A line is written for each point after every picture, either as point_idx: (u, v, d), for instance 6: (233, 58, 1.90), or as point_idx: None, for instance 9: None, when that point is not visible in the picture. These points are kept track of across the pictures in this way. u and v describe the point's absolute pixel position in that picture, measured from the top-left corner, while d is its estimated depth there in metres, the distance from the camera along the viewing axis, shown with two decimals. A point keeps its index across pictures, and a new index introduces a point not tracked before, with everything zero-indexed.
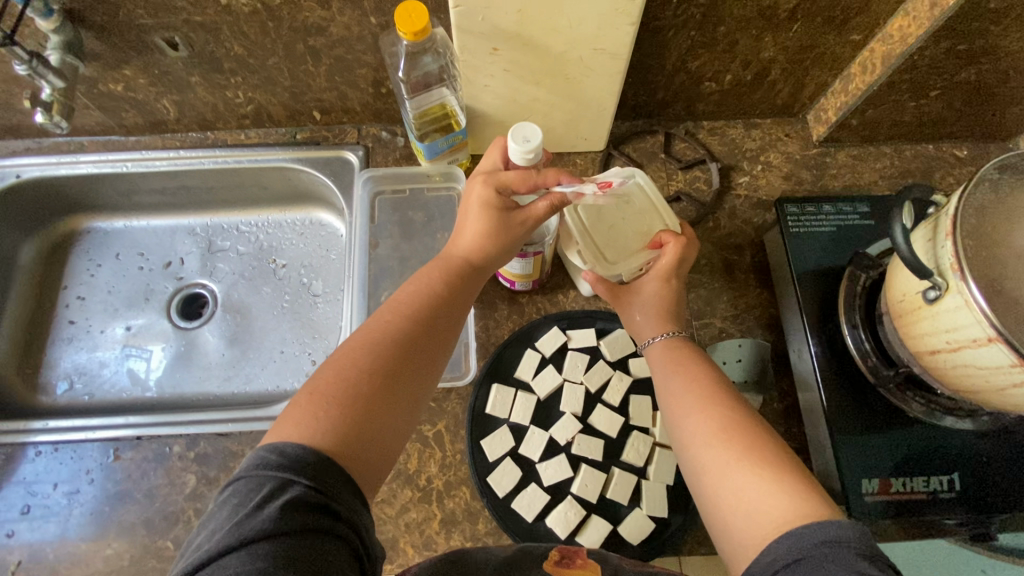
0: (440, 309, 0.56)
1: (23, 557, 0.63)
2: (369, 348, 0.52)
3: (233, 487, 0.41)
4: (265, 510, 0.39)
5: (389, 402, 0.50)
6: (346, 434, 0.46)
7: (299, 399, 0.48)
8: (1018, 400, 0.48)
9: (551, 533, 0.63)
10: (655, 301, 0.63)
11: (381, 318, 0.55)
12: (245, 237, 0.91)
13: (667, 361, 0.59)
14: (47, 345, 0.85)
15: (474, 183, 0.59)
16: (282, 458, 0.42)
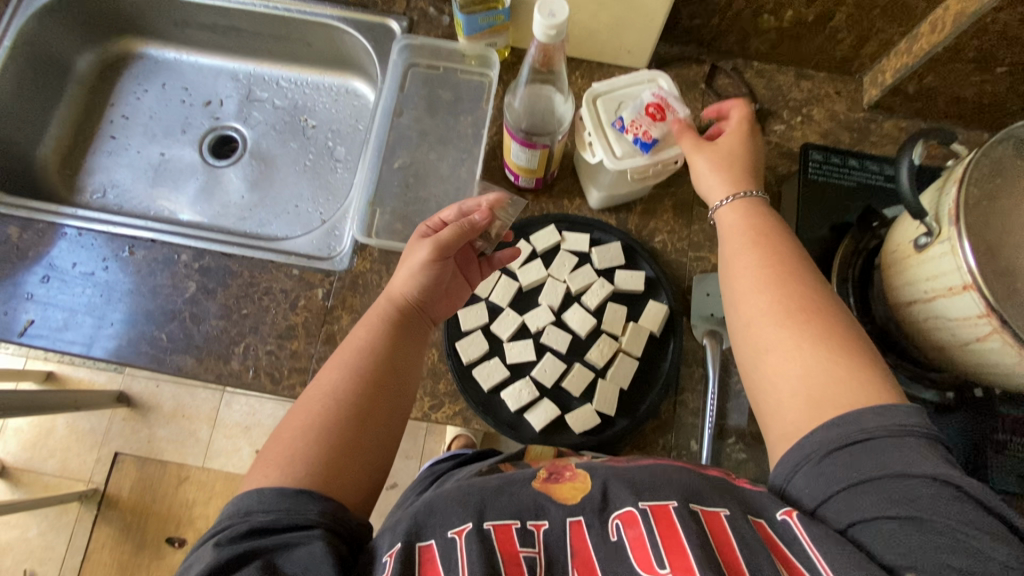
0: (396, 339, 0.57)
1: (38, 318, 0.70)
2: (323, 402, 0.51)
3: (193, 557, 0.44)
4: (208, 560, 0.41)
5: (364, 426, 0.51)
6: (330, 472, 0.47)
7: (259, 476, 0.47)
8: (978, 356, 0.49)
9: (502, 405, 0.68)
10: (729, 148, 0.59)
11: (324, 376, 0.53)
12: (283, 92, 0.94)
13: (739, 219, 0.57)
14: (88, 153, 0.91)
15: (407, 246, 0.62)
16: (233, 506, 0.45)
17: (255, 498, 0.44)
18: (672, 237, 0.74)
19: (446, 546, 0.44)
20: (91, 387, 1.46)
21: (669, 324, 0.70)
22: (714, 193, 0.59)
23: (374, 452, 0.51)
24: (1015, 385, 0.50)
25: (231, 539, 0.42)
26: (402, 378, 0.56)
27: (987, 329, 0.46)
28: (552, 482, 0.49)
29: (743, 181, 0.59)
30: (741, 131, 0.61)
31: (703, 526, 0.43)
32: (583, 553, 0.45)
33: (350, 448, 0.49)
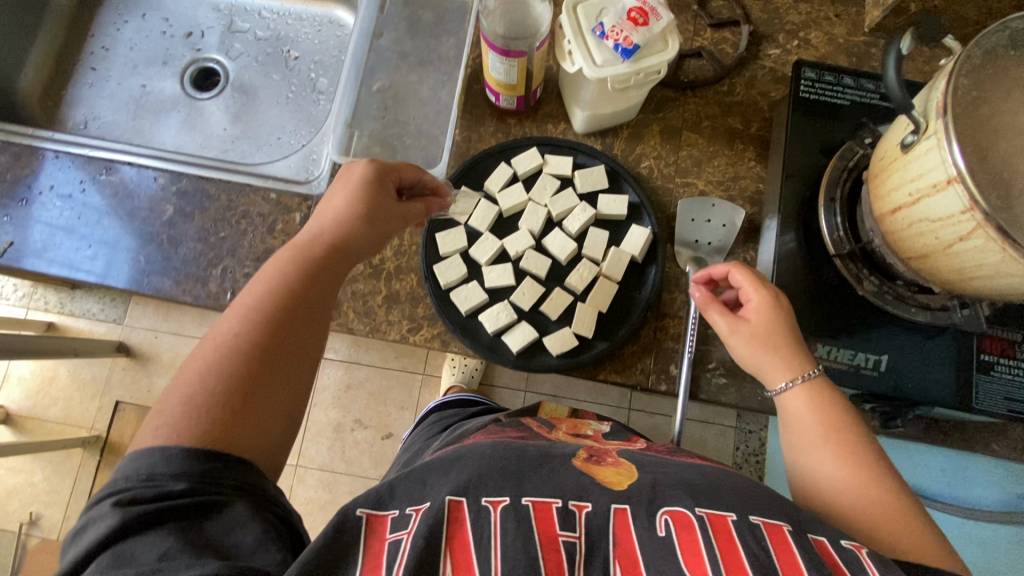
0: (315, 285, 0.51)
1: (17, 240, 0.70)
2: (220, 354, 0.45)
3: (89, 512, 0.40)
4: (110, 524, 0.38)
5: (266, 380, 0.45)
6: (223, 430, 0.42)
7: (145, 434, 0.42)
8: (963, 260, 0.46)
9: (480, 327, 0.67)
10: (763, 321, 0.56)
11: (226, 323, 0.47)
12: (265, 23, 0.92)
13: (808, 404, 0.54)
14: (69, 85, 0.89)
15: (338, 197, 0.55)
16: (133, 467, 0.40)
17: (151, 454, 0.40)
18: (658, 163, 0.72)
19: (479, 514, 0.45)
20: (91, 337, 1.47)
21: (651, 250, 0.68)
22: (772, 377, 0.55)
23: (280, 406, 0.46)
24: (997, 293, 0.48)
25: (132, 501, 0.38)
26: (316, 329, 0.50)
27: (971, 226, 0.43)
28: (593, 463, 0.52)
29: (797, 356, 0.55)
30: (763, 294, 0.56)
31: (763, 543, 0.43)
32: (622, 533, 0.45)
33: (247, 405, 0.44)
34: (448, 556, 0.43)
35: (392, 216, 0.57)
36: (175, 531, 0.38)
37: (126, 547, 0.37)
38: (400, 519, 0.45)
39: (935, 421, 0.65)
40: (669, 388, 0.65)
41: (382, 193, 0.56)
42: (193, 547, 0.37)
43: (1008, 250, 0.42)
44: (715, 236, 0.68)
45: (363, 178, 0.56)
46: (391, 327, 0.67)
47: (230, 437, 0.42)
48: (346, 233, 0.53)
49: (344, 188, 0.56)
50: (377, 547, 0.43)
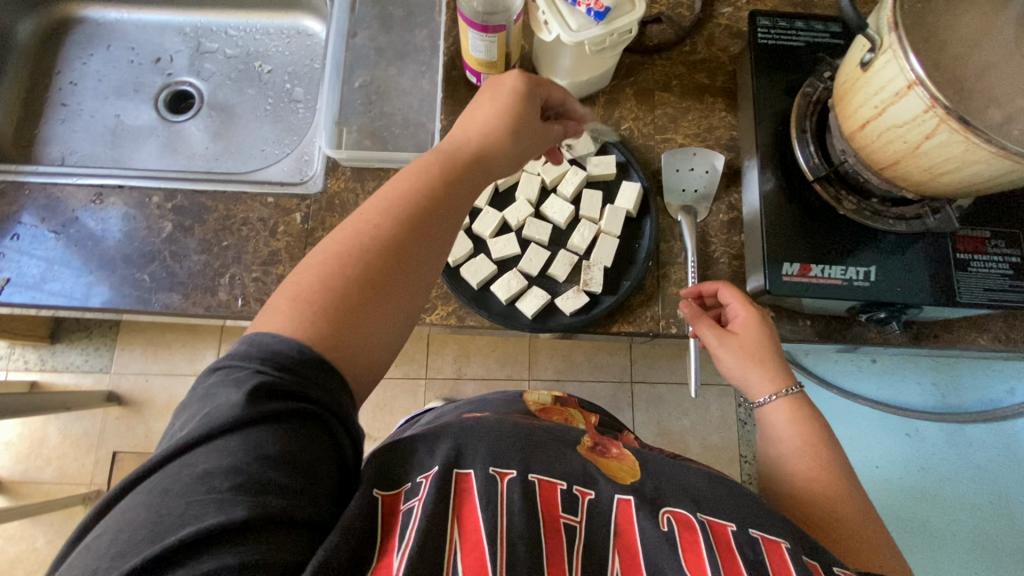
0: (444, 192, 0.50)
1: (14, 275, 0.69)
2: (352, 242, 0.46)
3: (210, 379, 0.39)
4: (235, 407, 0.37)
5: (390, 287, 0.45)
6: (339, 329, 0.42)
7: (279, 302, 0.43)
8: (932, 156, 0.51)
9: (493, 297, 0.70)
10: (751, 336, 0.61)
11: (366, 210, 0.48)
12: (233, 41, 0.93)
13: (788, 418, 0.58)
14: (40, 123, 0.88)
15: (488, 108, 0.53)
16: (258, 348, 0.40)
17: (288, 335, 0.40)
18: (637, 124, 0.76)
19: (487, 484, 0.45)
20: (78, 389, 1.39)
21: (644, 203, 0.72)
22: (755, 390, 0.60)
23: (393, 315, 0.46)
24: (966, 183, 0.53)
25: (261, 391, 0.38)
26: (439, 239, 0.49)
27: (935, 123, 0.48)
28: (597, 453, 0.52)
29: (779, 373, 0.60)
30: (751, 312, 0.62)
31: (761, 555, 0.45)
32: (626, 526, 0.46)
33: (362, 314, 0.43)
34: (454, 524, 0.43)
35: (534, 137, 0.55)
36: (287, 434, 0.38)
37: (240, 437, 0.37)
38: (411, 489, 0.45)
39: (925, 326, 0.70)
40: (680, 330, 0.68)
41: (526, 105, 0.53)
42: (292, 458, 0.38)
43: (971, 138, 0.46)
44: (701, 183, 0.72)
45: (514, 92, 0.53)
46: None
47: (339, 346, 0.42)
48: (494, 144, 0.52)
49: (493, 97, 0.53)
50: (392, 519, 0.43)
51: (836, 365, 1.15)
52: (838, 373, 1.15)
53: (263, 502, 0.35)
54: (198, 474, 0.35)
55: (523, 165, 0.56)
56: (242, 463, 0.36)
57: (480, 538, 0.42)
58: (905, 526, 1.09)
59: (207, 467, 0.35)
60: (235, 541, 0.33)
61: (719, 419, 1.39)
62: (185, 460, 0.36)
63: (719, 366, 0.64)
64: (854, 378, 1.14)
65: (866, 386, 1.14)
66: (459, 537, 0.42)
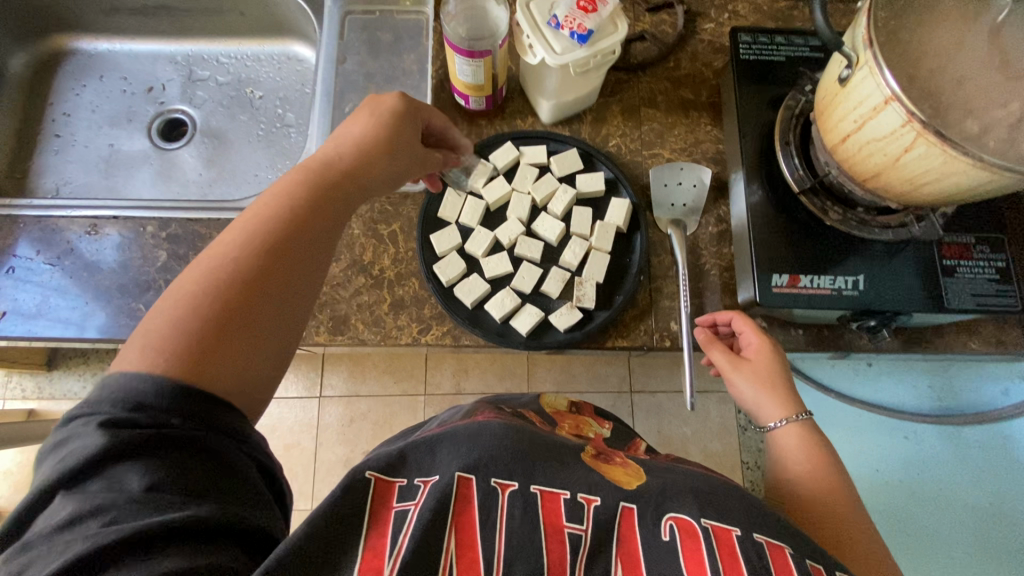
0: (316, 212, 0.48)
1: (9, 309, 0.70)
2: (211, 276, 0.43)
3: (67, 427, 0.37)
4: (92, 446, 0.35)
5: (256, 311, 0.43)
6: (201, 355, 0.40)
7: (125, 354, 0.40)
8: (912, 168, 0.52)
9: (488, 316, 0.70)
10: (764, 363, 0.62)
11: (222, 241, 0.45)
12: (224, 68, 0.94)
13: (798, 441, 0.59)
14: (34, 155, 0.89)
15: (352, 127, 0.53)
16: (115, 386, 0.37)
17: (145, 382, 0.37)
18: (625, 140, 0.77)
19: (489, 496, 0.46)
20: None
21: (633, 218, 0.73)
22: (766, 415, 0.62)
23: (271, 333, 0.44)
24: (946, 193, 0.54)
25: (118, 427, 0.36)
26: (311, 254, 0.47)
27: (913, 137, 0.49)
28: (601, 460, 0.55)
29: (791, 400, 0.61)
30: (764, 340, 0.63)
31: (765, 560, 0.44)
32: (629, 536, 0.47)
33: (229, 335, 0.41)
34: (453, 534, 0.44)
35: (411, 158, 0.55)
36: (157, 464, 0.36)
37: (110, 472, 0.36)
38: (407, 488, 0.46)
39: (915, 331, 0.71)
40: (673, 343, 0.69)
41: (390, 121, 0.53)
42: (176, 485, 0.36)
43: (948, 151, 0.48)
44: (689, 197, 0.73)
45: (390, 111, 0.54)
46: (402, 332, 0.69)
47: (201, 370, 0.39)
48: (361, 162, 0.51)
49: (371, 115, 0.53)
50: (382, 512, 0.44)
51: (836, 368, 1.14)
52: (837, 377, 1.14)
53: (154, 521, 0.34)
54: (66, 514, 0.34)
55: (399, 187, 0.56)
56: (108, 500, 0.35)
57: (475, 556, 0.43)
58: (908, 530, 1.08)
59: (67, 515, 0.34)
60: (133, 559, 0.33)
61: (719, 426, 1.39)
62: (49, 511, 0.35)
63: (731, 390, 0.65)
64: (852, 381, 1.14)
65: (865, 388, 1.14)
66: (455, 551, 0.43)
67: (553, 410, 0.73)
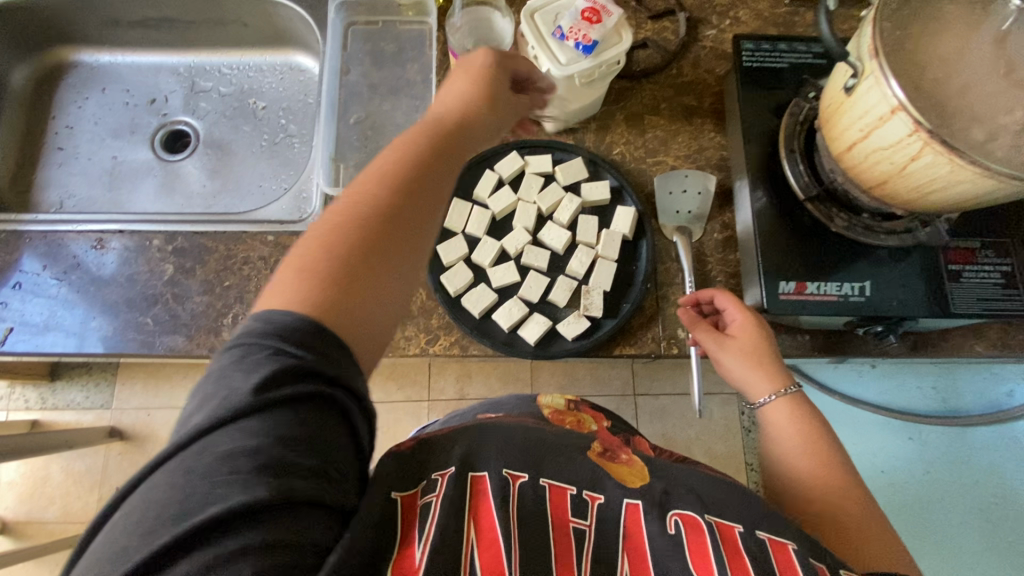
0: (437, 166, 0.49)
1: (17, 324, 0.70)
2: (353, 213, 0.44)
3: (223, 359, 0.37)
4: (256, 384, 0.35)
5: (390, 253, 0.44)
6: (340, 300, 0.41)
7: (274, 291, 0.41)
8: (919, 176, 0.52)
9: (495, 326, 0.70)
10: (751, 337, 0.62)
11: (360, 182, 0.47)
12: (226, 79, 0.94)
13: (790, 417, 0.59)
14: (38, 168, 0.88)
15: (458, 82, 0.55)
16: (270, 329, 0.38)
17: (293, 310, 0.39)
18: (629, 148, 0.77)
19: (502, 485, 0.45)
20: (78, 428, 1.35)
21: (639, 226, 0.73)
22: (756, 391, 0.61)
23: (397, 282, 0.44)
24: (954, 201, 0.54)
25: (281, 370, 0.36)
26: (434, 205, 0.49)
27: (920, 146, 0.50)
28: (607, 459, 0.52)
29: (778, 371, 0.61)
30: (747, 315, 0.63)
31: (767, 555, 0.45)
32: (636, 530, 0.46)
33: (361, 284, 0.42)
34: (471, 522, 0.43)
35: (507, 112, 0.57)
36: (311, 417, 0.36)
37: (261, 419, 0.34)
38: (426, 485, 0.45)
39: (922, 336, 0.71)
40: (681, 350, 0.69)
41: (488, 78, 0.55)
42: (309, 443, 0.35)
43: (955, 160, 0.48)
44: (694, 205, 0.73)
45: (488, 68, 0.56)
46: (410, 343, 0.69)
47: (336, 315, 0.40)
48: (470, 117, 0.53)
49: (468, 78, 0.55)
50: (409, 514, 0.42)
51: (845, 372, 1.16)
52: (841, 377, 1.16)
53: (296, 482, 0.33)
54: (213, 460, 0.33)
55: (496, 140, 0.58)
56: (255, 451, 0.33)
57: (496, 536, 0.43)
58: (914, 529, 1.09)
59: (229, 448, 0.33)
60: (264, 521, 0.32)
61: (723, 428, 1.39)
62: (200, 445, 0.33)
63: (720, 369, 0.64)
64: (857, 381, 1.15)
65: (869, 390, 1.15)
66: (475, 536, 0.43)
67: (552, 411, 0.71)
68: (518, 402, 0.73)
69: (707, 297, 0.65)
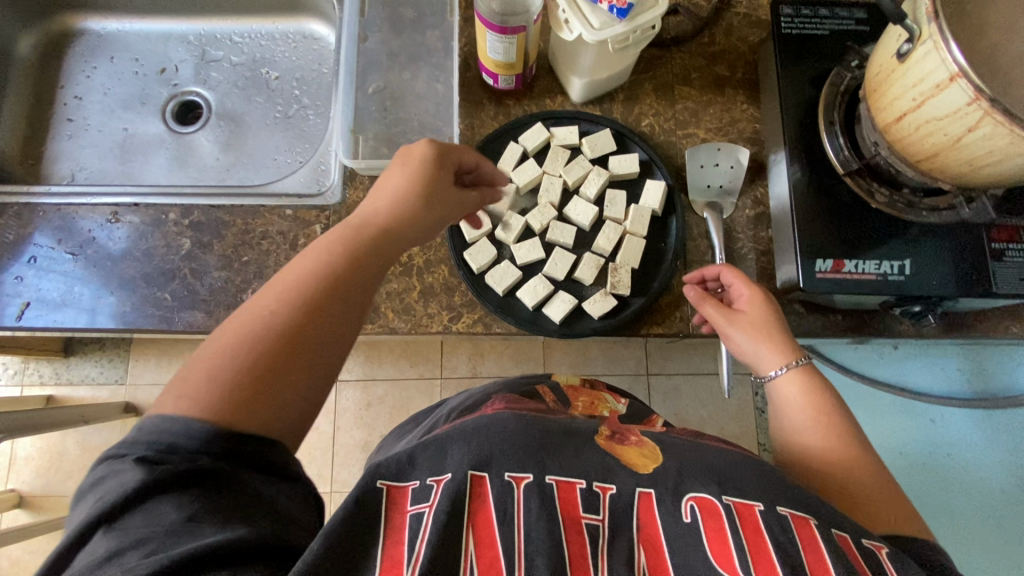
0: (364, 261, 0.47)
1: (33, 299, 0.68)
2: (254, 321, 0.42)
3: (101, 468, 0.37)
4: (131, 482, 0.35)
5: (305, 348, 0.42)
6: (246, 405, 0.39)
7: (163, 404, 0.39)
8: (974, 149, 0.50)
9: (519, 304, 0.69)
10: (758, 312, 0.60)
11: (269, 285, 0.44)
12: (238, 47, 0.91)
13: (800, 389, 0.57)
14: (48, 140, 0.86)
15: (395, 174, 0.52)
16: (142, 436, 0.37)
17: (177, 427, 0.37)
18: (658, 120, 0.74)
19: (503, 490, 0.44)
20: (94, 403, 1.35)
21: (668, 201, 0.71)
22: (765, 365, 0.58)
23: (311, 376, 0.42)
24: (1009, 175, 0.51)
25: (156, 461, 0.36)
26: (359, 294, 0.46)
27: (979, 116, 0.47)
28: (616, 442, 0.52)
29: (787, 344, 0.58)
30: (754, 289, 0.61)
31: (791, 535, 0.43)
32: (651, 520, 0.45)
33: (274, 383, 0.40)
34: (470, 532, 0.42)
35: (448, 202, 0.53)
36: (189, 498, 0.35)
37: (141, 512, 0.35)
38: (421, 490, 0.44)
39: (958, 317, 0.69)
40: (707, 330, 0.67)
41: (425, 168, 0.52)
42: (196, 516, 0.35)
43: (1016, 132, 0.45)
44: (725, 178, 0.71)
45: (423, 159, 0.52)
46: (432, 320, 0.67)
47: (242, 417, 0.39)
48: (402, 215, 0.50)
49: (404, 168, 0.52)
50: (399, 519, 0.42)
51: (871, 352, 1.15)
52: (865, 359, 1.15)
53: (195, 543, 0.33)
54: (95, 560, 0.33)
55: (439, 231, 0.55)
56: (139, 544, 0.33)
57: (497, 552, 0.41)
58: (929, 509, 1.08)
59: (108, 550, 0.34)
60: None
61: (737, 409, 1.38)
62: (84, 550, 0.34)
63: (730, 347, 0.62)
64: (880, 363, 1.15)
65: (891, 373, 1.15)
66: (474, 552, 0.41)
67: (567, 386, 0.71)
68: (530, 380, 0.71)
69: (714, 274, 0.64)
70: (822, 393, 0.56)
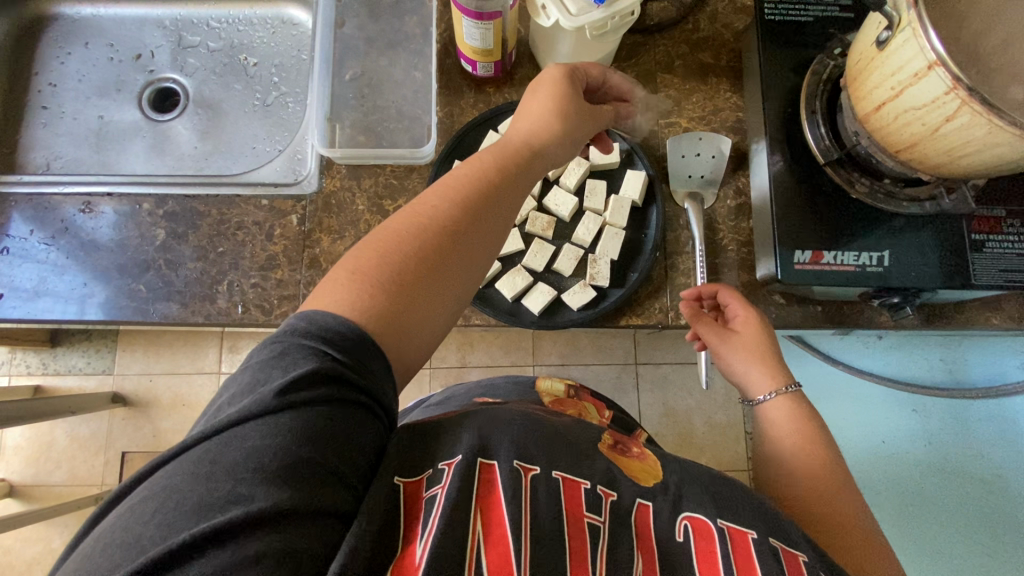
0: (500, 195, 0.49)
1: (5, 290, 0.68)
2: (415, 221, 0.45)
3: (263, 354, 0.39)
4: (293, 381, 0.36)
5: (448, 268, 0.45)
6: (397, 312, 0.42)
7: (336, 278, 0.42)
8: (951, 139, 0.49)
9: (498, 295, 0.68)
10: (752, 335, 0.61)
11: (428, 194, 0.47)
12: (215, 32, 0.89)
13: (787, 415, 0.58)
14: (22, 127, 0.85)
15: (541, 95, 0.54)
16: (316, 328, 0.39)
17: (340, 322, 0.39)
18: None
19: (512, 476, 0.43)
20: (80, 393, 1.34)
21: (649, 191, 0.70)
22: (755, 387, 0.60)
23: (444, 297, 0.45)
24: (986, 165, 0.51)
25: (322, 366, 0.37)
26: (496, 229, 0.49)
27: (956, 106, 0.46)
28: (618, 452, 0.51)
29: (779, 371, 0.60)
30: (749, 312, 0.62)
31: (780, 565, 0.43)
32: (646, 529, 0.44)
33: (418, 293, 0.43)
34: (478, 514, 0.41)
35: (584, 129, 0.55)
36: (338, 417, 0.38)
37: (295, 414, 0.36)
38: (432, 476, 0.42)
39: (938, 308, 0.69)
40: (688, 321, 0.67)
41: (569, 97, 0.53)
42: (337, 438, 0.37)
43: (994, 121, 0.45)
44: (707, 168, 0.70)
45: (569, 101, 0.53)
46: None
47: (389, 325, 0.41)
48: (543, 139, 0.52)
49: (550, 99, 0.53)
50: (414, 507, 0.40)
51: (852, 345, 1.17)
52: (847, 355, 1.17)
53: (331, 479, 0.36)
54: (245, 451, 0.34)
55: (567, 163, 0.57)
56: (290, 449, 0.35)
57: (505, 532, 0.40)
58: (910, 499, 1.10)
59: (257, 443, 0.35)
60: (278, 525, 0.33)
61: (724, 398, 1.39)
62: (230, 436, 0.35)
63: (720, 365, 0.63)
64: (863, 355, 1.17)
65: (872, 362, 1.16)
66: (482, 532, 0.40)
67: (550, 395, 0.69)
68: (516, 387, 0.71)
69: (710, 293, 0.64)
70: (810, 423, 0.57)
